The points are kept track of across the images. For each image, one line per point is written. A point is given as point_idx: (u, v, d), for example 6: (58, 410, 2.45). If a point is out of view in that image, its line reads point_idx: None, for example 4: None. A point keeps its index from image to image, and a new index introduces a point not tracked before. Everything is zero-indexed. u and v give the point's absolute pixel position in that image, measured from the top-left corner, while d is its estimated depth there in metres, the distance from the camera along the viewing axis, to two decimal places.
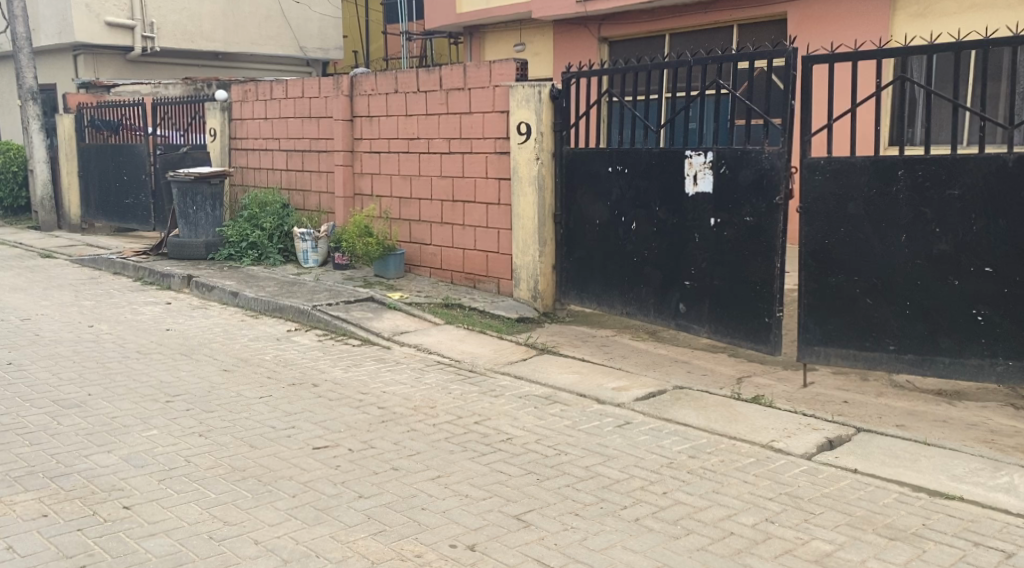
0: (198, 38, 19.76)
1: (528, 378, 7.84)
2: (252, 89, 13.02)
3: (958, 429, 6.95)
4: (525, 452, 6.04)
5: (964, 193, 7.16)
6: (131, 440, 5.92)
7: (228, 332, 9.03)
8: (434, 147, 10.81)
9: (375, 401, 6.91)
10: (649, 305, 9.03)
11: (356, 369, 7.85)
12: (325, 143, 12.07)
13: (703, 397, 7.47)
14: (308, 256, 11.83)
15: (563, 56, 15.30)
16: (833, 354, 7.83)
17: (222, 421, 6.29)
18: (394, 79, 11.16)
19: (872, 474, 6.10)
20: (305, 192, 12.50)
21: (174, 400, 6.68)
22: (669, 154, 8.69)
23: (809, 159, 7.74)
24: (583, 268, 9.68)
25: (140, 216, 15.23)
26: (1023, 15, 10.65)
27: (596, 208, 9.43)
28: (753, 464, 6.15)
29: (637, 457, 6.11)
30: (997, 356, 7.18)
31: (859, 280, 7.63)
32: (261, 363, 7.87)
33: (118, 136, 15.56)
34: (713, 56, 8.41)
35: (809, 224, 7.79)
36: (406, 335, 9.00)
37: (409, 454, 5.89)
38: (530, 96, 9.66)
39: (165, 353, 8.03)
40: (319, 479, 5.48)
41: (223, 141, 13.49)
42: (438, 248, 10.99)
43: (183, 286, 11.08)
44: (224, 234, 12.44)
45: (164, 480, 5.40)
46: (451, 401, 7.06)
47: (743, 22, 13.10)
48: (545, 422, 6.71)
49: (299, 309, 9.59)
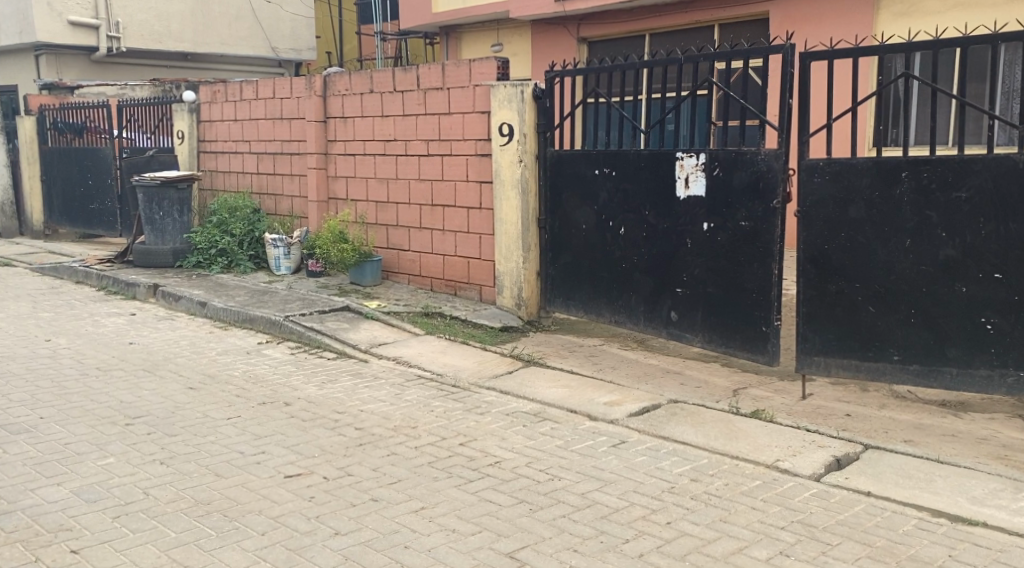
0: (166, 38, 19.26)
1: (514, 393, 7.38)
2: (222, 89, 12.51)
3: (969, 444, 6.58)
4: (516, 477, 5.59)
5: (972, 196, 6.76)
6: (84, 470, 5.41)
7: (195, 346, 8.52)
8: (412, 149, 10.36)
9: (351, 422, 6.43)
10: (639, 314, 8.59)
11: (331, 385, 7.36)
12: (297, 145, 11.59)
13: (700, 412, 7.04)
14: (280, 263, 11.35)
15: (541, 57, 14.90)
16: (833, 365, 7.42)
17: (186, 446, 5.79)
18: (369, 78, 10.69)
19: (886, 497, 5.70)
20: (277, 196, 12.01)
21: (134, 423, 6.18)
22: (658, 155, 8.26)
23: (807, 160, 7.33)
24: (568, 275, 9.22)
25: (107, 221, 14.68)
26: (1008, 15, 10.31)
27: (583, 212, 8.98)
28: (759, 488, 5.73)
29: (636, 481, 5.67)
30: (1007, 367, 6.79)
31: (861, 288, 7.22)
32: (229, 380, 7.37)
33: (82, 139, 14.97)
34: (703, 53, 7.98)
35: (807, 228, 7.37)
36: (384, 347, 8.54)
37: (390, 482, 5.42)
38: (512, 96, 9.25)
39: (126, 370, 7.53)
40: (291, 514, 5.00)
41: (191, 144, 12.97)
42: (417, 254, 10.52)
43: (148, 295, 10.56)
44: (193, 241, 11.90)
45: (119, 518, 4.91)
46: (434, 420, 6.59)
47: (723, 22, 12.73)
48: (535, 442, 6.26)
49: (270, 320, 9.11)
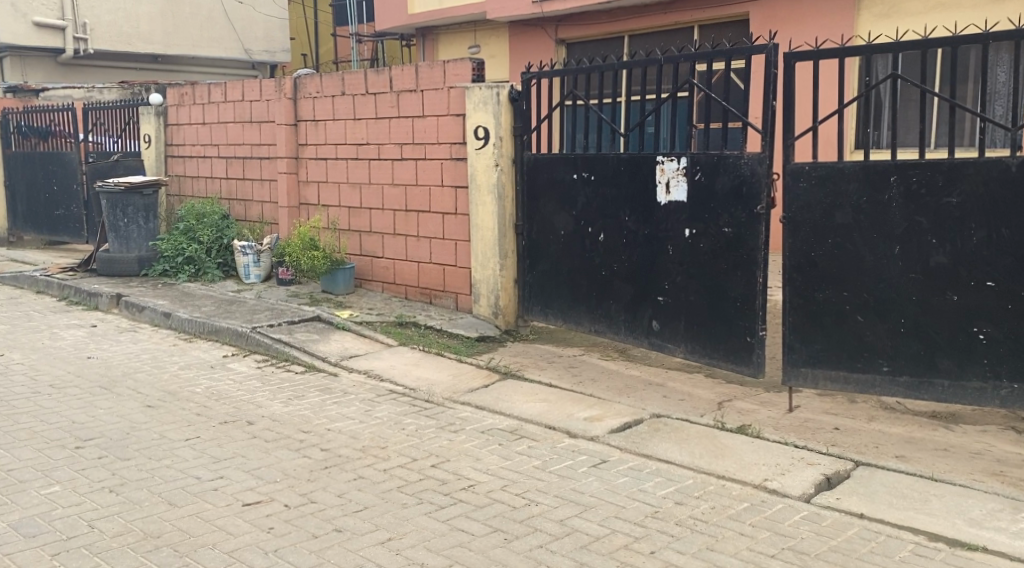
0: (135, 40, 18.92)
1: (490, 409, 7.07)
2: (189, 92, 12.15)
3: (963, 458, 6.31)
4: (491, 503, 5.28)
5: (964, 200, 6.49)
6: (26, 501, 5.05)
7: (157, 360, 8.15)
8: (385, 153, 10.02)
9: (317, 442, 6.08)
10: (619, 323, 8.28)
11: (298, 402, 7.02)
12: (267, 149, 11.23)
13: (683, 427, 6.75)
14: (249, 271, 11.01)
15: (518, 58, 14.59)
16: (821, 377, 7.13)
17: (139, 471, 5.44)
18: (341, 80, 10.35)
19: (880, 520, 5.42)
20: (247, 202, 11.65)
21: (85, 446, 5.82)
22: (639, 159, 7.96)
23: (792, 165, 7.04)
24: (546, 283, 8.91)
25: (73, 227, 14.24)
26: (989, 15, 10.09)
27: (561, 217, 8.67)
28: (747, 511, 5.43)
29: (618, 505, 5.37)
30: (1001, 379, 6.50)
31: (849, 296, 6.93)
32: (190, 397, 7.01)
33: (47, 144, 14.57)
34: (684, 53, 7.68)
35: (793, 234, 7.08)
36: (355, 359, 8.21)
37: (356, 510, 5.10)
38: (487, 98, 8.94)
39: (81, 387, 7.16)
40: (247, 547, 4.67)
41: (158, 148, 12.58)
42: (390, 261, 10.19)
43: (111, 305, 10.19)
44: (159, 249, 11.52)
45: (59, 555, 4.56)
46: (405, 440, 6.26)
47: (703, 23, 12.46)
48: (511, 463, 5.93)
49: (236, 331, 8.77)
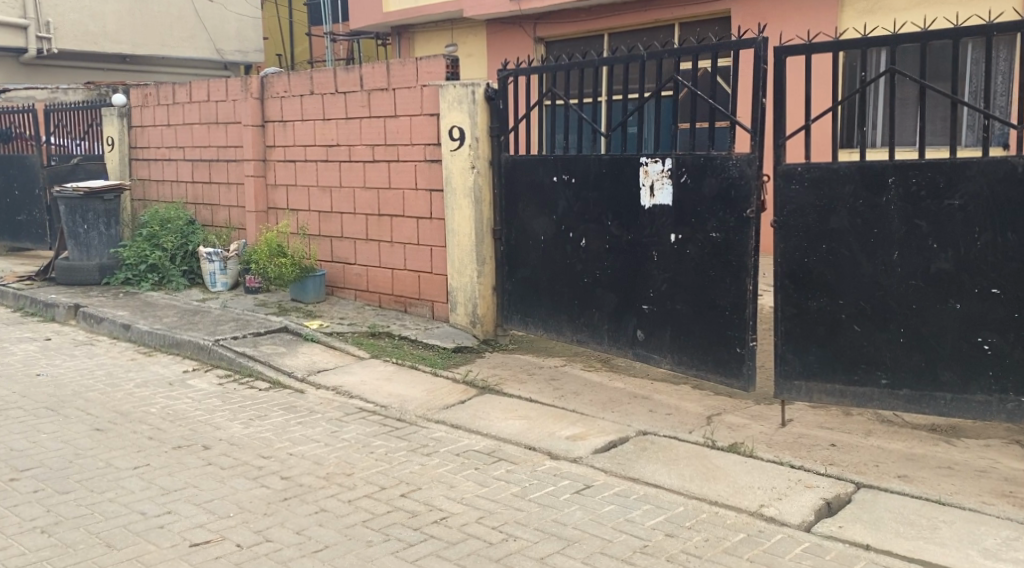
0: (102, 40, 18.38)
1: (465, 428, 6.61)
2: (154, 93, 11.65)
3: (971, 477, 5.91)
4: (464, 539, 4.86)
5: (966, 203, 6.08)
6: None
7: (112, 377, 7.66)
8: (356, 155, 9.56)
9: (277, 469, 5.63)
10: (603, 332, 7.84)
11: (259, 423, 6.55)
12: (234, 151, 10.75)
13: (672, 446, 6.31)
14: (215, 278, 10.52)
15: (497, 56, 14.13)
16: (815, 391, 6.70)
17: (78, 507, 5.01)
18: (310, 79, 9.88)
19: (888, 552, 5.01)
20: (213, 205, 11.16)
21: (21, 478, 5.37)
22: (621, 160, 7.52)
23: (783, 165, 6.62)
24: (525, 290, 8.45)
25: (34, 233, 13.63)
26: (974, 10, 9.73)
27: (541, 221, 8.21)
28: (743, 544, 5.02)
29: (603, 539, 4.95)
30: (1008, 392, 6.09)
31: (845, 305, 6.52)
32: (143, 418, 6.53)
33: (9, 147, 14.00)
34: (666, 49, 7.23)
35: (785, 240, 6.66)
36: (323, 374, 7.74)
37: (314, 551, 4.68)
38: (462, 98, 8.50)
39: (25, 408, 6.68)
40: None
41: (122, 151, 12.06)
42: (363, 268, 9.72)
43: (68, 316, 9.68)
44: (121, 256, 10.99)
45: None
46: (373, 465, 5.80)
47: (683, 22, 12.09)
48: (488, 491, 5.48)
49: (198, 345, 8.28)
